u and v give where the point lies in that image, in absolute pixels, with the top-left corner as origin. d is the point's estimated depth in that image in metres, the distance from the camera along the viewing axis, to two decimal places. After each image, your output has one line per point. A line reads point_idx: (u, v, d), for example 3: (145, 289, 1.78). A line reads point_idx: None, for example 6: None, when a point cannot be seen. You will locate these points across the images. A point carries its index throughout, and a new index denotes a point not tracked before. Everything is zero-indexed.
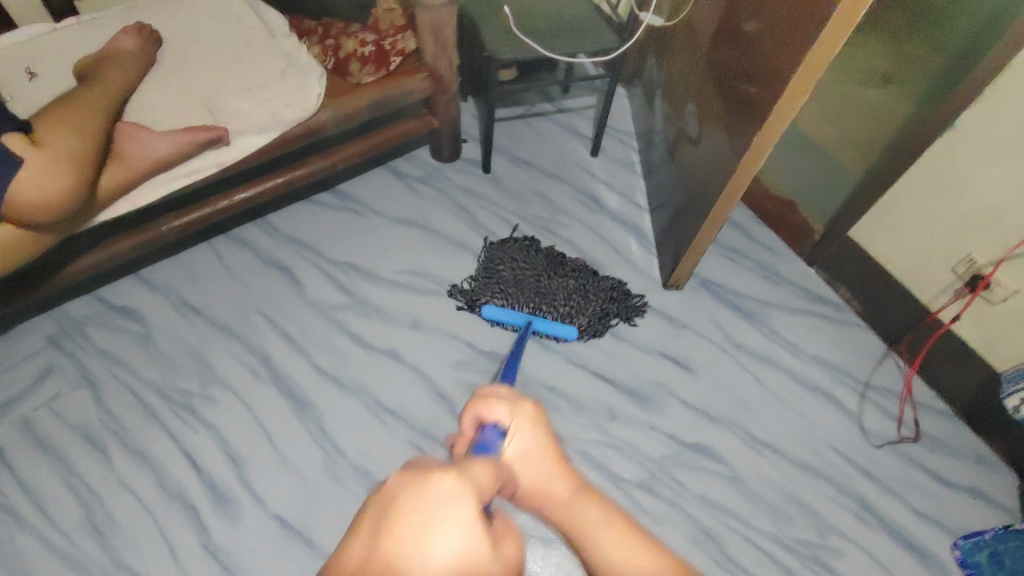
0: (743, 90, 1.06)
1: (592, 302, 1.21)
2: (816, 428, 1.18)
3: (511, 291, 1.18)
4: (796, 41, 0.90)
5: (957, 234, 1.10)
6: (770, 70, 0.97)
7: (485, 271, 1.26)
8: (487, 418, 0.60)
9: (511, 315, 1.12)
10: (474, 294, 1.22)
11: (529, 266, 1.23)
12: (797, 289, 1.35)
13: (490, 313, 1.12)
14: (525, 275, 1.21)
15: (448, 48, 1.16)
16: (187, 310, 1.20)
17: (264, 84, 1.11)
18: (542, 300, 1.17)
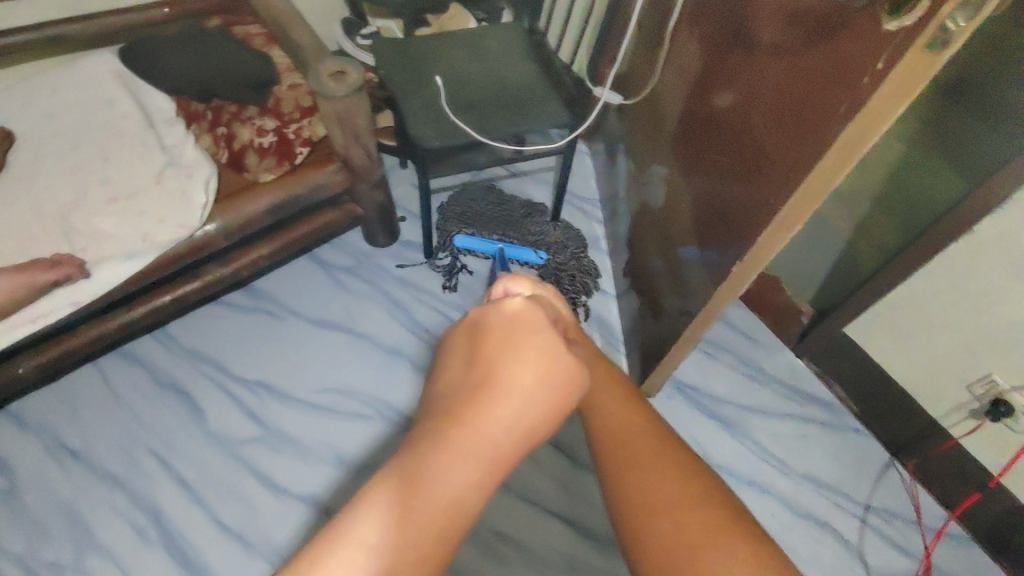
0: (718, 192, 0.87)
1: (559, 236, 1.27)
2: (811, 567, 1.01)
3: (482, 222, 1.25)
4: (787, 149, 0.71)
5: (974, 349, 0.92)
6: (752, 180, 0.78)
7: (450, 209, 1.27)
8: (514, 291, 0.62)
9: (481, 243, 1.19)
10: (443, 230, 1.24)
11: (495, 203, 1.29)
12: (785, 387, 1.17)
13: (462, 242, 1.19)
14: (495, 205, 1.29)
15: (361, 136, 0.96)
16: (63, 455, 1.00)
17: (135, 192, 0.91)
18: (512, 228, 1.25)
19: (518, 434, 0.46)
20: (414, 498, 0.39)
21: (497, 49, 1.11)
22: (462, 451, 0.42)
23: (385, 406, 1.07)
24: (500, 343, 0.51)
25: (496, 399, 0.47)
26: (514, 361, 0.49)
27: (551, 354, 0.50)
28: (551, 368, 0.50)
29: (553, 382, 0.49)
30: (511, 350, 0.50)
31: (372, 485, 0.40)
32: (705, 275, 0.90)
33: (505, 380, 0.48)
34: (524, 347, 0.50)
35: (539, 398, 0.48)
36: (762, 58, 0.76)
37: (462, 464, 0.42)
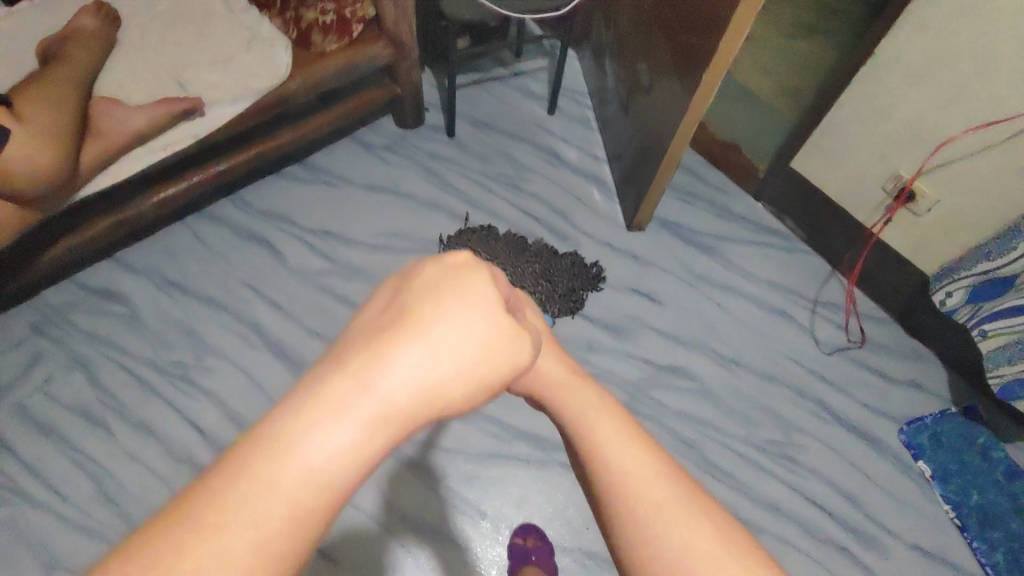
0: (687, 32, 1.13)
1: (561, 290, 1.27)
2: (775, 343, 1.30)
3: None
4: None
5: (887, 154, 1.22)
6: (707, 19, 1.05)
7: None
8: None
9: None
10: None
11: (488, 256, 1.29)
12: (748, 223, 1.47)
13: None
14: (489, 260, 1.29)
15: (408, 14, 1.21)
16: (171, 288, 1.21)
17: (231, 55, 1.12)
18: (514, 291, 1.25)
19: (429, 394, 0.38)
20: (275, 462, 0.32)
21: None
22: (339, 409, 0.34)
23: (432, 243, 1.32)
24: (423, 286, 0.43)
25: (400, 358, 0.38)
26: (440, 309, 0.41)
27: (487, 310, 0.42)
28: (485, 327, 0.41)
29: (479, 338, 0.41)
30: (439, 296, 0.42)
31: (230, 454, 0.33)
32: (681, 103, 1.17)
33: (424, 329, 0.40)
34: (456, 296, 0.42)
35: (461, 353, 0.40)
36: None
37: (343, 425, 0.34)
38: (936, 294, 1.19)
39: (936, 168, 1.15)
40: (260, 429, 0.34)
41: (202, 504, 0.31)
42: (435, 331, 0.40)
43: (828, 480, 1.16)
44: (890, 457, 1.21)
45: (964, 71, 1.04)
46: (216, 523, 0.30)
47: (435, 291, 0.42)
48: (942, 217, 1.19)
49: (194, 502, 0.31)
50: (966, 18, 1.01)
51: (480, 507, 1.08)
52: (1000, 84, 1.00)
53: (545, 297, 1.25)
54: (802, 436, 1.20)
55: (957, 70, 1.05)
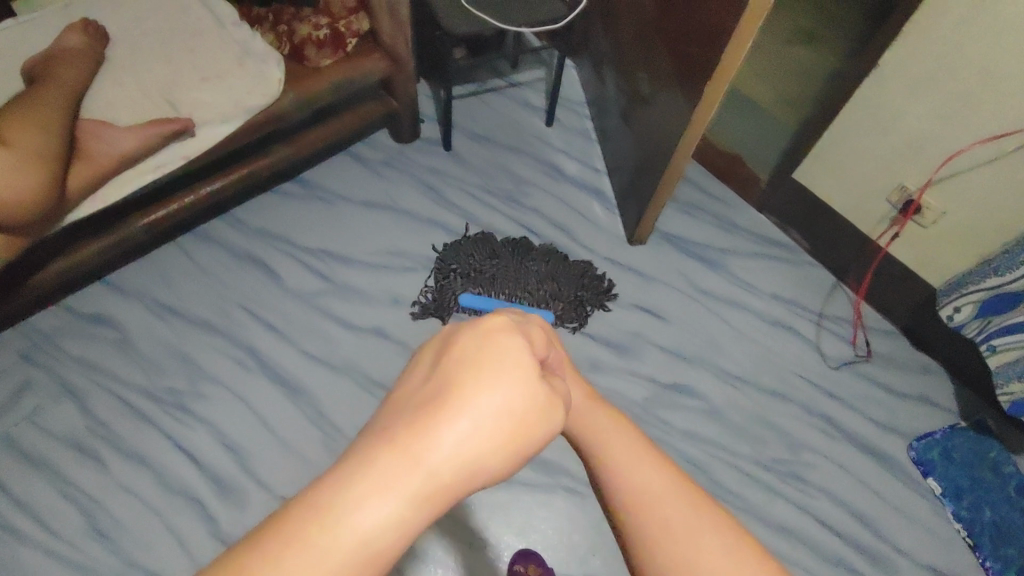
0: (688, 44, 1.11)
1: (567, 292, 1.26)
2: (781, 358, 1.28)
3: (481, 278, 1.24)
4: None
5: (891, 165, 1.20)
6: (710, 30, 1.03)
7: (448, 265, 1.27)
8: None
9: (487, 303, 1.19)
10: (438, 288, 1.23)
11: (491, 254, 1.28)
12: (751, 235, 1.44)
13: (468, 301, 1.19)
14: (492, 259, 1.28)
15: (404, 29, 1.18)
16: (162, 311, 1.18)
17: (222, 72, 1.09)
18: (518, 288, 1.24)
19: (469, 467, 0.39)
20: (322, 538, 0.34)
21: None
22: (385, 484, 0.36)
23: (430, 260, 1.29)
24: (463, 351, 0.43)
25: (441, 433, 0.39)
26: (480, 378, 0.41)
27: (526, 378, 0.42)
28: (522, 395, 0.41)
29: (517, 411, 0.41)
30: (478, 364, 0.42)
31: (282, 522, 0.35)
32: (682, 116, 1.15)
33: (465, 400, 0.40)
34: (496, 365, 0.42)
35: (500, 427, 0.40)
36: None
37: (389, 499, 0.35)
38: (943, 309, 1.17)
39: (943, 181, 1.13)
40: (310, 496, 0.36)
41: (259, 572, 0.32)
42: (477, 400, 0.40)
43: (839, 499, 1.14)
44: (899, 474, 1.18)
45: (970, 82, 1.02)
46: None
47: (476, 356, 0.43)
48: (950, 230, 1.17)
49: (250, 569, 0.33)
50: (971, 28, 0.99)
51: (483, 534, 1.05)
52: (1008, 95, 0.99)
53: (550, 297, 1.25)
54: (809, 454, 1.18)
55: (963, 81, 1.03)
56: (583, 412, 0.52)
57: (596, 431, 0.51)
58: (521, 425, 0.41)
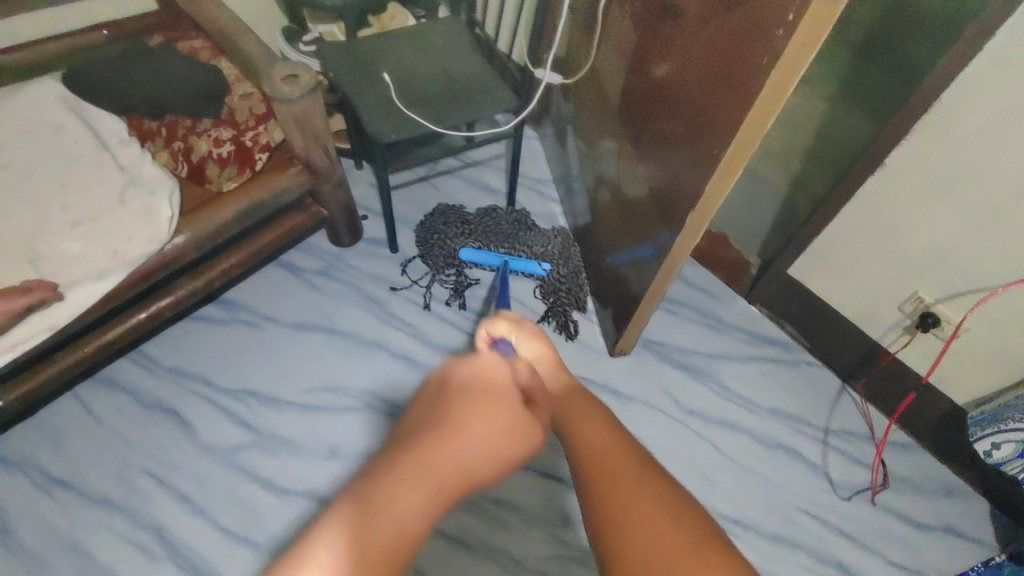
0: (667, 153, 0.91)
1: (563, 259, 1.24)
2: (783, 489, 1.11)
3: (477, 233, 1.23)
4: (713, 112, 0.78)
5: (904, 272, 1.02)
6: (690, 141, 0.84)
7: (444, 225, 1.26)
8: (495, 333, 0.60)
9: (487, 257, 1.19)
10: (436, 243, 1.23)
11: (484, 213, 1.28)
12: (742, 331, 1.27)
13: (468, 254, 1.20)
14: (488, 216, 1.27)
15: (320, 136, 0.99)
16: (52, 486, 0.99)
17: (98, 212, 0.91)
18: (517, 242, 1.23)
19: (470, 471, 0.41)
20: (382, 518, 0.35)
21: (441, 42, 1.16)
22: (423, 471, 0.39)
23: (373, 396, 1.11)
24: (447, 399, 0.46)
25: (454, 435, 0.42)
26: (477, 408, 0.45)
27: (509, 407, 0.47)
28: (503, 391, 0.49)
29: (507, 432, 0.45)
30: (464, 388, 0.47)
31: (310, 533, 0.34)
32: (659, 230, 0.96)
33: (463, 413, 0.44)
34: (483, 400, 0.46)
35: (486, 448, 0.43)
36: (688, 28, 0.82)
37: (422, 484, 0.38)
38: (978, 443, 0.99)
39: (969, 296, 0.96)
40: (354, 488, 0.37)
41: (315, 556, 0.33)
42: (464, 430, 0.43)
43: None
44: None
45: (1001, 193, 0.85)
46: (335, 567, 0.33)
47: (463, 387, 0.47)
48: (977, 348, 0.99)
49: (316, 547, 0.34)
50: (1005, 134, 0.81)
51: None
52: None
53: (548, 255, 1.23)
54: None
55: (991, 191, 0.86)
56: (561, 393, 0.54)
57: (566, 406, 0.52)
58: (510, 436, 0.45)
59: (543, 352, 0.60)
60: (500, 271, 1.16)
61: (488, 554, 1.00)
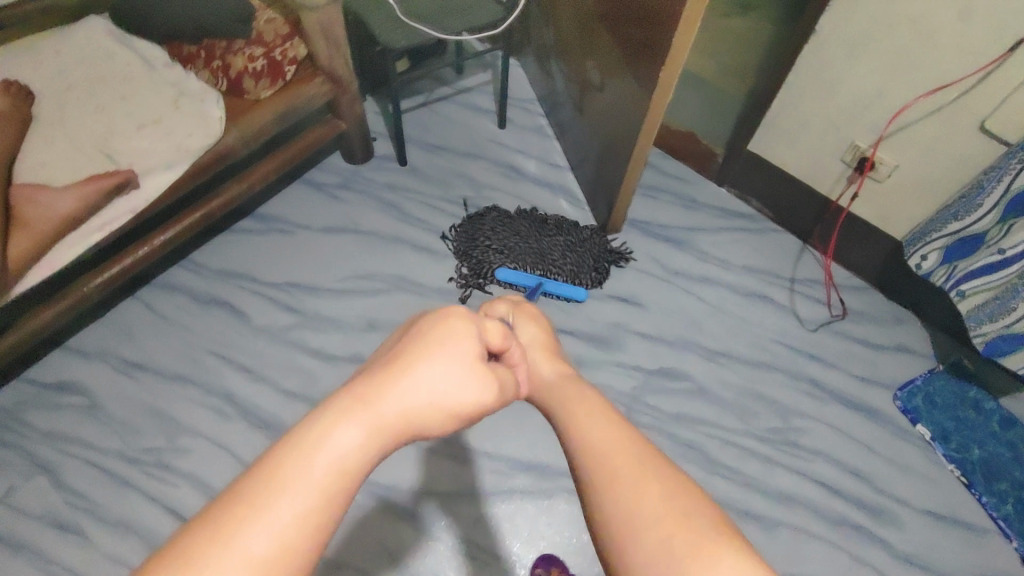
0: (634, 31, 1.10)
1: (589, 264, 1.29)
2: (759, 327, 1.29)
3: (514, 253, 1.28)
4: None
5: (841, 126, 1.22)
6: (655, 15, 1.01)
7: (479, 241, 1.30)
8: (494, 315, 0.70)
9: (522, 278, 1.24)
10: (474, 260, 1.27)
11: (520, 229, 1.32)
12: (713, 209, 1.46)
13: (506, 276, 1.23)
14: (527, 237, 1.30)
15: (341, 47, 1.16)
16: (130, 369, 1.13)
17: (159, 117, 1.06)
18: (549, 260, 1.28)
19: (410, 417, 0.42)
20: (305, 457, 0.37)
21: None
22: (360, 416, 0.39)
23: (400, 280, 1.27)
24: (403, 351, 0.45)
25: (408, 375, 0.43)
26: (429, 351, 0.45)
27: (466, 361, 0.46)
28: (467, 369, 0.46)
29: (459, 391, 0.44)
30: (421, 359, 0.45)
31: (240, 482, 0.36)
32: (638, 107, 1.13)
33: (412, 365, 0.44)
34: (442, 343, 0.46)
35: (444, 391, 0.44)
36: None
37: (355, 428, 0.39)
38: (911, 258, 1.19)
39: (892, 135, 1.15)
40: (287, 439, 0.38)
41: (246, 495, 0.35)
42: (420, 371, 0.44)
43: (834, 460, 1.15)
44: (889, 425, 1.20)
45: (908, 38, 1.04)
46: (259, 503, 0.35)
47: (423, 333, 0.47)
48: (905, 180, 1.19)
49: (256, 477, 0.36)
50: None
51: (495, 547, 1.03)
52: (945, 47, 1.01)
53: (578, 269, 1.28)
54: (801, 419, 1.19)
55: (900, 38, 1.05)
56: (552, 375, 0.60)
57: (552, 391, 0.57)
58: (467, 389, 0.45)
59: (539, 335, 0.67)
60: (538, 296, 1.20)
61: None
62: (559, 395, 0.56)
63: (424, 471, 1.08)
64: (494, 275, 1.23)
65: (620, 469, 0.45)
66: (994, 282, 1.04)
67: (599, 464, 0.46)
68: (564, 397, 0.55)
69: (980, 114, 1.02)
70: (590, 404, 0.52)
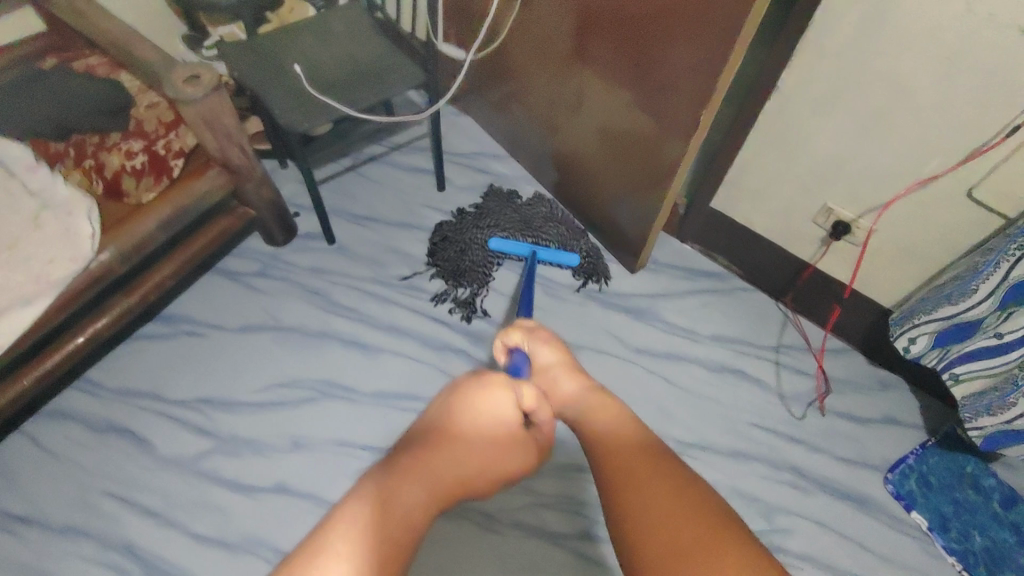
0: (636, 84, 0.98)
1: (577, 233, 1.30)
2: (732, 408, 1.17)
3: (502, 222, 1.26)
4: (694, 50, 0.84)
5: (811, 187, 1.09)
6: (666, 76, 0.91)
7: (463, 222, 1.27)
8: (510, 344, 0.76)
9: (516, 246, 1.21)
10: (462, 241, 1.24)
11: (498, 207, 1.30)
12: (677, 269, 1.32)
13: (498, 244, 1.21)
14: (507, 210, 1.29)
15: (233, 134, 1.00)
16: (12, 524, 0.98)
17: (15, 241, 0.91)
18: (538, 229, 1.26)
19: (462, 474, 0.56)
20: (384, 506, 0.47)
21: (342, 29, 1.19)
22: (421, 477, 0.52)
23: (328, 385, 1.12)
24: (459, 419, 0.61)
25: (460, 443, 0.58)
26: (477, 422, 0.61)
27: (506, 429, 0.62)
28: (504, 437, 0.62)
29: (500, 451, 0.61)
30: (473, 429, 0.60)
31: (330, 524, 0.44)
32: (652, 164, 1.04)
33: (465, 433, 0.59)
34: (484, 416, 0.61)
35: (487, 454, 0.59)
36: None
37: (418, 487, 0.51)
38: (897, 341, 1.06)
39: (888, 205, 1.01)
40: (369, 488, 0.48)
41: (335, 532, 0.43)
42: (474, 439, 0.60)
43: (824, 564, 1.02)
44: (881, 515, 1.08)
45: (882, 99, 0.91)
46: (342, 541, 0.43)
47: (477, 408, 0.62)
48: (886, 245, 1.06)
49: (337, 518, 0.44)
50: (876, 43, 0.87)
51: None
52: (923, 110, 0.88)
53: (568, 238, 1.27)
54: (784, 517, 1.06)
55: (872, 98, 0.92)
56: (575, 390, 0.68)
57: (584, 405, 0.65)
58: (503, 449, 0.61)
59: (558, 356, 0.74)
60: (532, 262, 1.17)
61: (463, 512, 1.02)
62: (581, 407, 0.65)
63: None
64: (487, 246, 1.21)
65: (636, 479, 0.52)
66: (995, 368, 0.93)
67: (611, 457, 0.55)
68: (587, 410, 0.64)
69: (969, 180, 0.90)
70: (612, 417, 0.61)
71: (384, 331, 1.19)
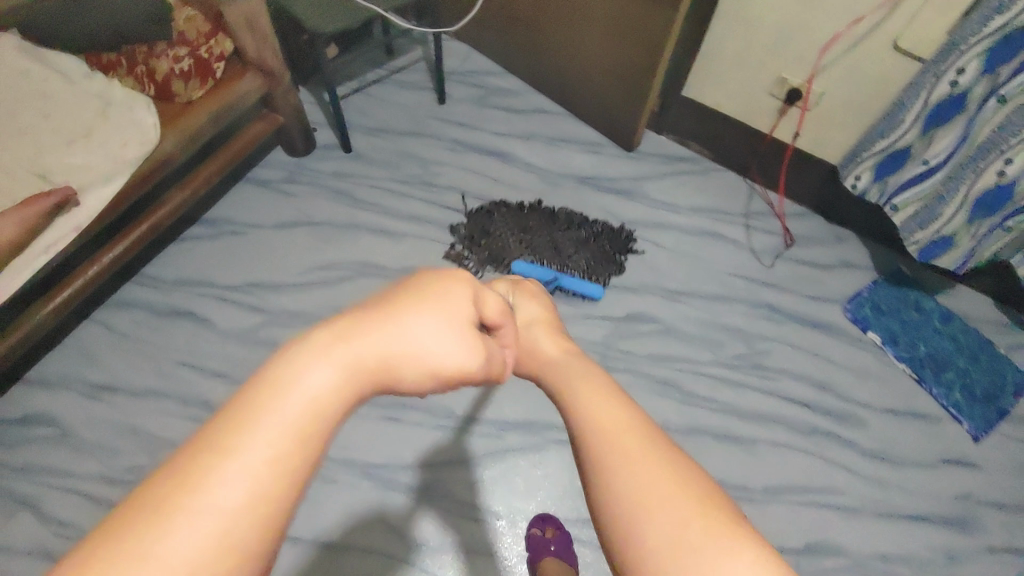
0: None
1: (601, 257, 1.32)
2: (714, 263, 1.35)
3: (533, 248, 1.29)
4: None
5: (767, 62, 1.28)
6: None
7: (493, 240, 1.30)
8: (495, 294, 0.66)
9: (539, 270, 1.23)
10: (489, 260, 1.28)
11: (532, 225, 1.33)
12: (658, 156, 1.50)
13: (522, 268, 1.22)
14: (539, 232, 1.32)
15: (266, 38, 1.15)
16: (98, 391, 1.11)
17: (88, 131, 1.02)
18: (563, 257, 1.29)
19: (389, 363, 0.39)
20: (276, 399, 0.35)
21: None
22: (336, 357, 0.37)
23: (362, 266, 1.27)
24: (399, 298, 0.43)
25: (392, 325, 0.40)
26: (423, 302, 0.42)
27: (461, 325, 0.43)
28: (452, 342, 0.41)
29: (450, 348, 0.41)
30: (404, 324, 0.40)
31: (213, 423, 0.34)
32: (636, 46, 1.27)
33: (401, 315, 0.41)
34: (437, 297, 0.43)
35: (427, 349, 0.40)
36: None
37: (329, 365, 0.37)
38: (846, 180, 1.25)
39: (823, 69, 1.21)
40: (264, 373, 0.36)
41: (220, 432, 0.34)
42: (406, 331, 0.40)
43: (799, 375, 1.22)
44: (843, 335, 1.28)
45: None
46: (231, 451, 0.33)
47: (422, 291, 0.44)
48: (830, 105, 1.25)
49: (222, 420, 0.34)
50: None
51: (483, 509, 1.03)
52: None
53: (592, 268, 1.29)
54: (764, 342, 1.26)
55: None
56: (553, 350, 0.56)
57: (560, 369, 0.53)
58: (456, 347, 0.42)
59: (541, 313, 0.63)
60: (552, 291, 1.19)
61: None
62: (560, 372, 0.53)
63: (420, 443, 1.09)
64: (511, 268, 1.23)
65: (618, 456, 0.42)
66: (924, 189, 1.11)
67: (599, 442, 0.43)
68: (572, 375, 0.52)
69: (892, 34, 1.09)
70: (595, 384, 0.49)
71: (406, 219, 1.34)
